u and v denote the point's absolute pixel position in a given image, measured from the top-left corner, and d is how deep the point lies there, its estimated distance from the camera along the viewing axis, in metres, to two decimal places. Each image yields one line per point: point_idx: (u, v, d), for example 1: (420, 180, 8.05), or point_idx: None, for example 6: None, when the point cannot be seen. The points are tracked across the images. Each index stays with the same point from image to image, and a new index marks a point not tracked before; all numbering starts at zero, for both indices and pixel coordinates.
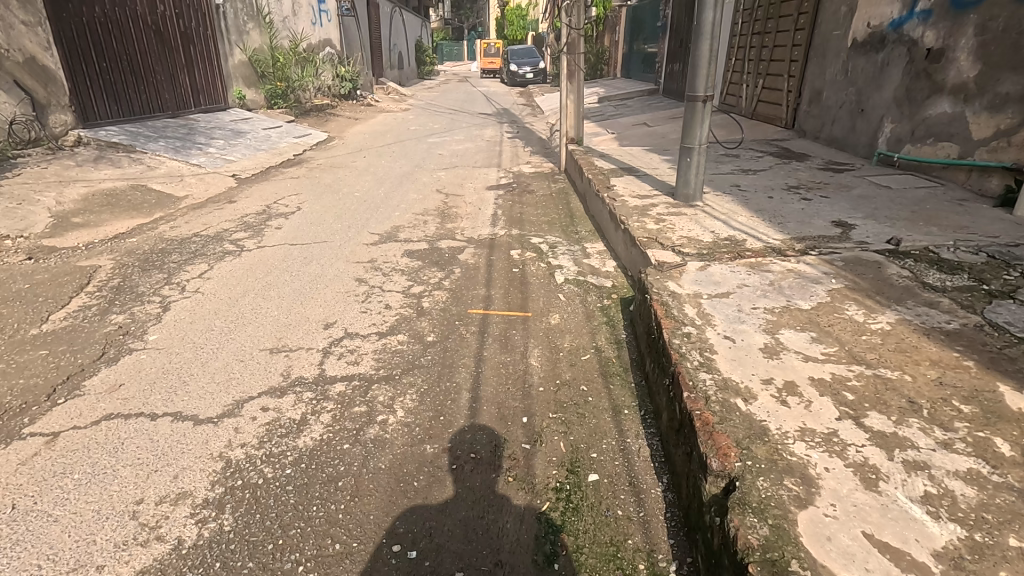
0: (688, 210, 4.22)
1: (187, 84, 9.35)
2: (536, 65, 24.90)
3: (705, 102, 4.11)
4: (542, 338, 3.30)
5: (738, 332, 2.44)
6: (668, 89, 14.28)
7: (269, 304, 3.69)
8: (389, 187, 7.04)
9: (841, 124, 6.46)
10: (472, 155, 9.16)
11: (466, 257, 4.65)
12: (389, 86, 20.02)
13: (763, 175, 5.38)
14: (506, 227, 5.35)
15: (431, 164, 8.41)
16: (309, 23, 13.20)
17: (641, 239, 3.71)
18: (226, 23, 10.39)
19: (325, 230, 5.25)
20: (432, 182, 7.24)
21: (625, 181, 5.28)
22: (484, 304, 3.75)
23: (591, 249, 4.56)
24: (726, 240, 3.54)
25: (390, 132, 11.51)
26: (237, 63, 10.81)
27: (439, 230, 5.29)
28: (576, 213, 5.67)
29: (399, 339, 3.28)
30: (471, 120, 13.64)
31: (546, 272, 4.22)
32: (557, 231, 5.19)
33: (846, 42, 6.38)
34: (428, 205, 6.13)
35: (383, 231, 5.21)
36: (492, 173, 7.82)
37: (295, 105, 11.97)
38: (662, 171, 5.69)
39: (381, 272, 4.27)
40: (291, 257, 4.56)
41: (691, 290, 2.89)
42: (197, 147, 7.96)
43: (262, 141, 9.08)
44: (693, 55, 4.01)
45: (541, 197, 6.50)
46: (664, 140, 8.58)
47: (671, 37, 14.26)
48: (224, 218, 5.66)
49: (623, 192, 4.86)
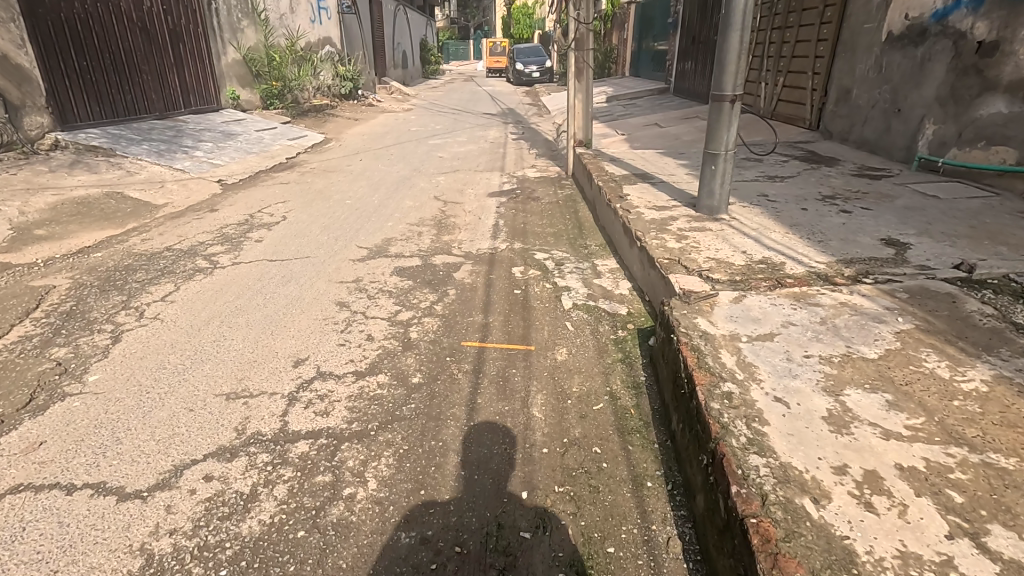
0: (713, 224, 3.72)
1: (177, 84, 8.93)
2: (543, 64, 24.41)
3: (733, 103, 3.59)
4: (546, 380, 2.81)
5: (792, 391, 1.95)
6: (679, 88, 13.75)
7: (233, 336, 3.22)
8: (384, 193, 6.58)
9: (873, 124, 5.93)
10: (474, 158, 8.68)
11: (462, 275, 4.17)
12: (392, 86, 19.57)
13: (792, 182, 4.87)
14: (508, 240, 4.87)
15: (430, 167, 7.94)
16: (307, 21, 12.78)
17: (661, 260, 3.21)
18: (219, 20, 9.97)
19: (308, 244, 4.78)
20: (430, 188, 6.77)
21: (639, 189, 4.78)
22: (480, 335, 3.28)
23: (602, 268, 4.07)
24: (762, 263, 3.03)
25: (390, 134, 11.05)
26: (231, 62, 10.40)
27: (434, 243, 4.82)
28: (585, 223, 5.18)
29: (378, 381, 2.80)
30: (475, 121, 13.17)
31: (551, 294, 3.74)
32: (564, 245, 4.69)
33: (879, 37, 5.85)
34: (424, 215, 5.66)
35: (373, 245, 4.74)
36: (495, 177, 7.34)
37: (292, 105, 11.55)
38: (679, 177, 5.19)
39: (366, 294, 3.79)
40: (267, 276, 4.09)
41: (726, 330, 2.39)
42: (183, 151, 7.53)
43: (254, 143, 8.63)
44: (720, 49, 3.50)
45: (547, 204, 6.01)
46: (678, 142, 8.06)
47: (682, 35, 13.74)
48: (201, 229, 5.21)
49: (638, 202, 4.36)
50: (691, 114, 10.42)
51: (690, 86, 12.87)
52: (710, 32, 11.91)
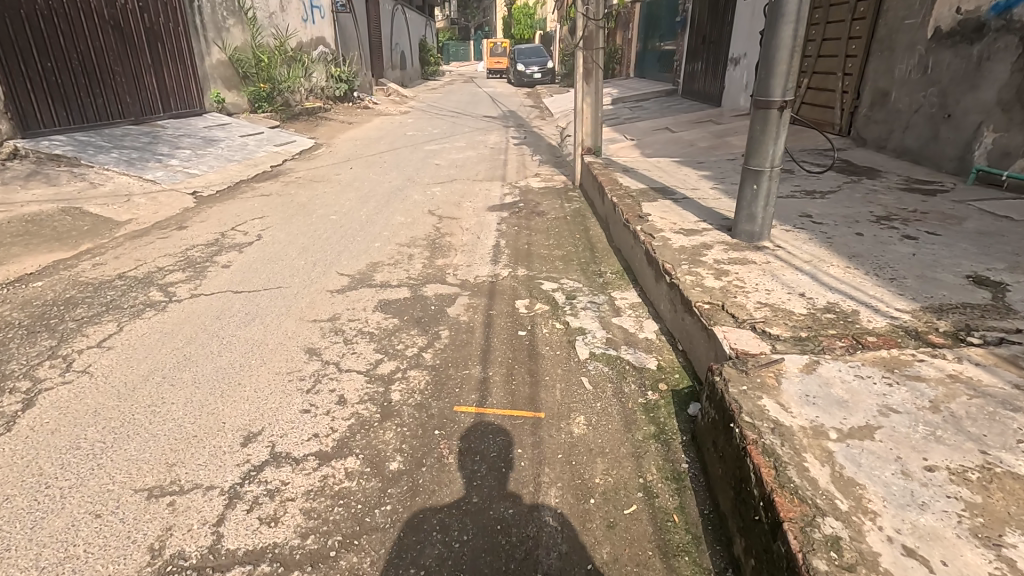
0: (757, 255, 3.12)
1: (154, 86, 8.34)
2: (544, 65, 23.82)
3: (781, 111, 2.98)
4: (560, 466, 2.21)
5: (928, 538, 1.34)
6: (688, 90, 13.15)
7: (173, 399, 2.61)
8: (374, 206, 5.99)
9: (917, 131, 5.33)
10: (473, 166, 8.07)
11: (457, 310, 3.57)
12: (390, 87, 18.97)
13: (835, 198, 4.26)
14: (510, 264, 4.28)
15: (426, 176, 7.35)
16: (298, 21, 12.21)
17: (700, 305, 2.60)
18: (202, 19, 9.40)
19: (281, 270, 4.17)
20: (425, 201, 6.18)
21: (660, 207, 4.18)
22: (478, 395, 2.67)
23: (621, 304, 3.46)
24: (829, 312, 2.42)
25: (385, 138, 10.46)
26: (216, 62, 9.83)
27: (426, 269, 4.22)
28: (598, 244, 4.59)
29: (345, 468, 2.20)
30: (474, 124, 12.57)
31: (563, 338, 3.14)
32: (575, 272, 4.09)
33: (924, 34, 5.25)
34: (416, 233, 5.07)
35: (355, 272, 4.14)
36: (496, 188, 6.75)
37: (282, 108, 10.97)
38: (703, 192, 4.59)
39: (343, 338, 3.19)
40: (229, 312, 3.49)
41: (805, 420, 1.78)
42: (157, 159, 6.94)
43: (237, 150, 8.04)
44: (766, 48, 2.90)
45: (553, 220, 5.41)
46: (694, 148, 7.46)
47: (691, 34, 13.15)
48: (164, 251, 4.61)
49: (662, 224, 3.75)
50: (705, 118, 9.82)
51: (701, 87, 12.25)
52: (721, 31, 11.29)
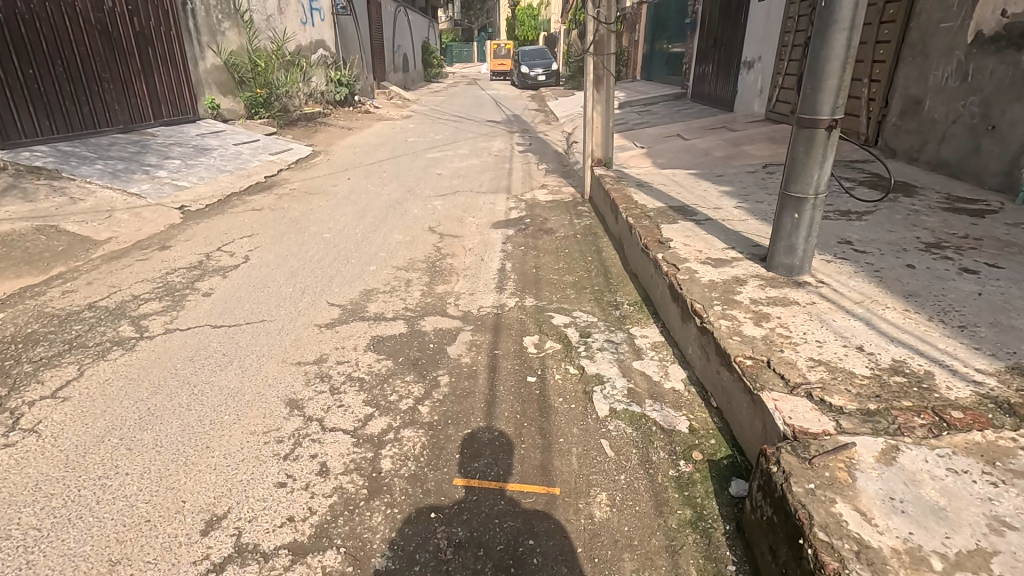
0: (799, 294, 2.74)
1: (145, 93, 8.01)
2: (548, 67, 23.46)
3: (829, 132, 2.61)
4: (581, 566, 1.84)
5: None
6: (698, 94, 12.79)
7: (129, 468, 2.26)
8: (371, 221, 5.63)
9: (955, 143, 4.95)
10: (476, 176, 7.71)
11: (458, 350, 3.20)
12: (391, 90, 18.63)
13: (873, 220, 3.88)
14: (516, 293, 3.92)
15: (426, 188, 7.00)
16: (297, 23, 11.86)
17: (742, 361, 2.22)
18: (195, 22, 9.06)
19: (266, 299, 3.82)
20: (425, 215, 5.82)
21: (681, 231, 3.80)
22: (481, 462, 2.31)
23: (642, 345, 3.10)
24: (897, 374, 2.05)
25: (385, 145, 10.11)
26: (210, 67, 9.47)
27: (425, 298, 3.86)
28: (612, 269, 4.22)
29: (323, 567, 1.84)
30: (477, 130, 12.21)
31: (578, 388, 2.77)
32: (589, 303, 3.71)
33: (963, 38, 4.86)
34: (416, 254, 4.71)
35: (348, 302, 3.79)
36: (500, 201, 6.39)
37: (279, 114, 10.64)
38: (727, 212, 4.22)
39: (329, 386, 2.83)
40: (205, 352, 3.13)
41: (897, 539, 1.40)
42: (145, 170, 6.61)
43: (231, 160, 7.70)
44: (813, 60, 2.53)
45: (562, 238, 5.05)
46: (709, 157, 7.09)
47: (701, 36, 12.78)
48: (141, 275, 4.26)
49: (687, 253, 3.37)
50: (717, 124, 9.43)
51: (711, 91, 11.87)
52: (733, 33, 10.91)
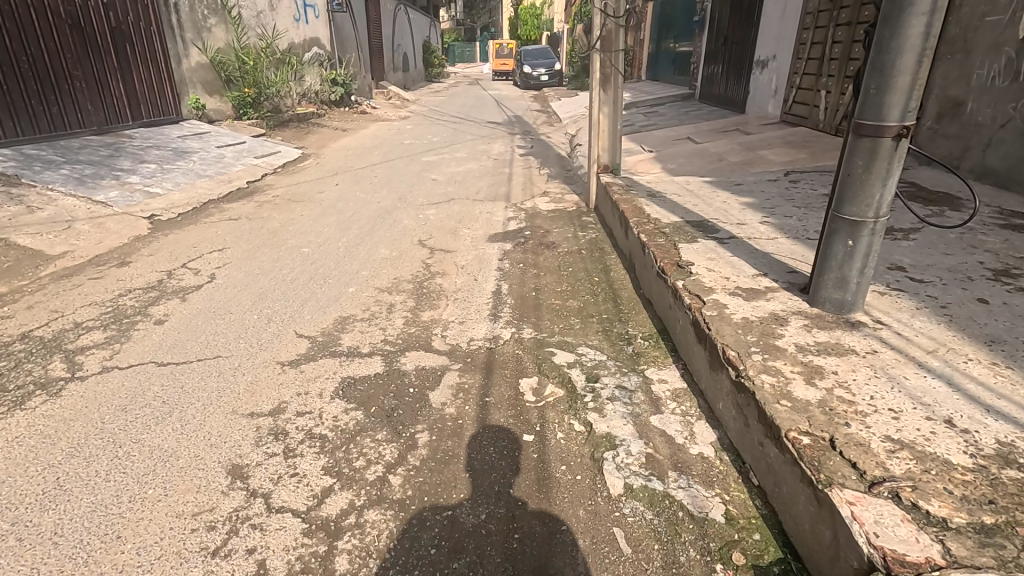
0: (856, 341, 2.24)
1: (121, 92, 7.55)
2: (551, 67, 22.95)
3: (898, 142, 2.11)
4: None
5: None
6: (707, 94, 12.28)
7: (10, 571, 1.77)
8: (356, 233, 5.15)
9: (1003, 150, 4.44)
10: (474, 182, 7.21)
11: (442, 396, 2.71)
12: (390, 90, 18.14)
13: (924, 239, 3.37)
14: (513, 321, 3.43)
15: (419, 195, 6.51)
16: (289, 20, 11.38)
17: (796, 439, 1.73)
18: (178, 17, 8.59)
19: (225, 329, 3.33)
20: (416, 226, 5.33)
21: (702, 252, 3.30)
22: (461, 564, 1.81)
23: (660, 394, 2.60)
24: (1009, 467, 1.55)
25: (379, 148, 9.62)
26: (195, 65, 9.00)
27: (407, 328, 3.37)
28: (622, 292, 3.72)
29: None
30: (477, 131, 11.72)
31: (584, 452, 2.28)
32: (596, 335, 3.22)
33: (1015, 33, 4.35)
34: (402, 273, 4.21)
35: (319, 332, 3.30)
36: (498, 210, 5.90)
37: (269, 114, 10.18)
38: (753, 228, 3.72)
39: (282, 448, 2.34)
40: (140, 399, 2.64)
41: None
42: (115, 175, 6.13)
43: (211, 164, 7.22)
44: (881, 53, 2.03)
45: (565, 254, 4.55)
46: (724, 163, 6.58)
47: (710, 34, 12.26)
48: (90, 298, 3.78)
49: (712, 281, 2.88)
50: (729, 127, 8.93)
51: (722, 92, 11.37)
52: (745, 31, 10.39)
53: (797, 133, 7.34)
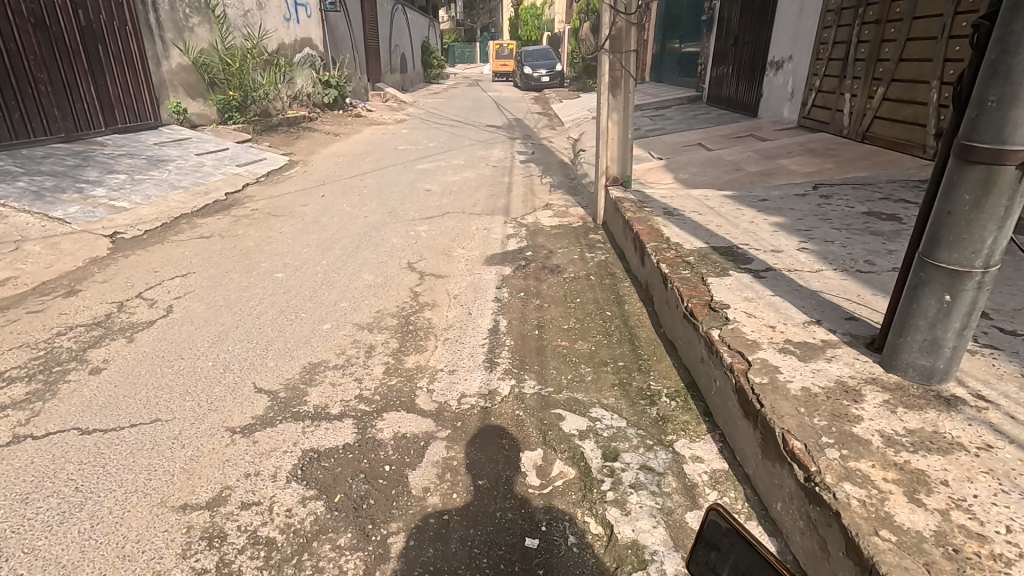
0: (960, 429, 1.72)
1: (91, 96, 7.04)
2: (552, 68, 22.40)
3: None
4: None
5: None
6: (716, 97, 11.77)
7: None
8: (338, 253, 4.63)
9: None
10: (471, 193, 6.69)
11: (425, 479, 2.19)
12: (386, 92, 17.60)
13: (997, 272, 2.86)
14: (512, 369, 2.90)
15: (411, 208, 6.00)
16: (278, 20, 10.88)
17: None
18: (157, 16, 8.09)
19: (169, 382, 2.81)
20: (405, 246, 4.81)
21: (737, 289, 2.78)
22: None
23: (697, 481, 2.08)
24: None
25: (372, 154, 9.11)
26: (176, 68, 8.51)
27: (388, 379, 2.84)
28: (639, 332, 3.20)
29: None
30: (476, 136, 11.20)
31: (604, 570, 1.76)
32: (612, 390, 2.69)
33: None
34: (386, 305, 3.69)
35: (281, 387, 2.77)
36: (497, 225, 5.38)
37: (256, 119, 9.64)
38: (791, 257, 3.21)
39: (215, 563, 1.82)
40: (47, 485, 2.12)
41: None
42: (79, 187, 5.62)
43: (189, 174, 6.71)
44: (1007, 52, 1.52)
45: (571, 280, 4.03)
46: (742, 173, 6.06)
47: (718, 35, 11.75)
48: (22, 337, 3.26)
49: (755, 333, 2.36)
50: (742, 132, 8.41)
51: (731, 94, 10.86)
52: (757, 30, 9.88)
53: (818, 140, 6.82)
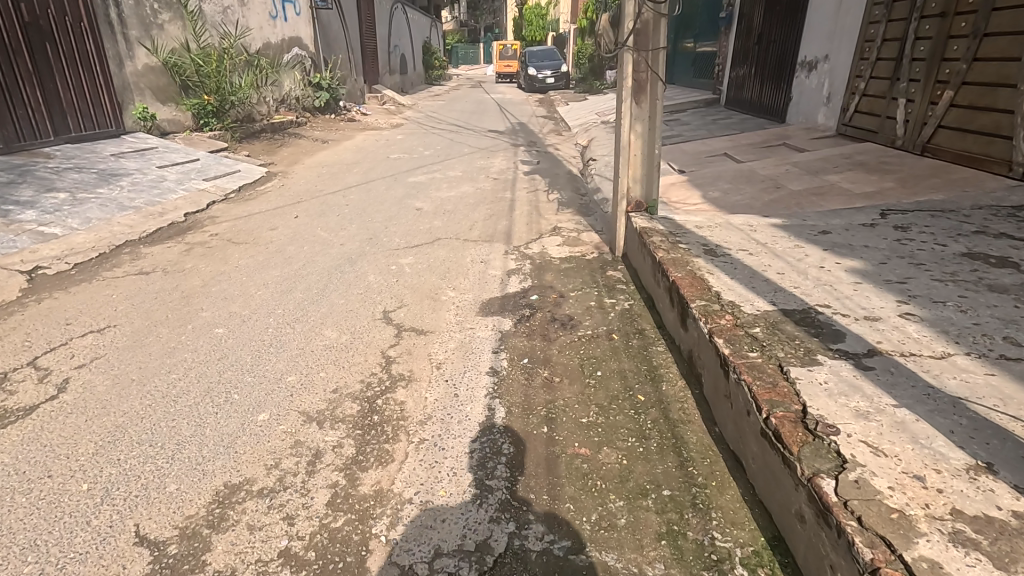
0: None
1: (36, 101, 6.24)
2: (558, 69, 21.47)
3: None
4: None
5: None
6: (736, 100, 10.88)
7: None
8: (298, 297, 3.77)
9: None
10: (467, 212, 5.82)
11: None
12: (384, 94, 16.75)
13: None
14: (511, 502, 2.03)
15: (396, 232, 5.14)
16: (263, 17, 10.03)
17: None
18: (119, 12, 7.25)
19: (13, 526, 1.93)
20: (381, 287, 3.94)
21: (841, 394, 1.89)
22: None
23: None
24: None
25: (360, 165, 8.25)
26: (142, 69, 7.67)
27: (331, 520, 1.98)
28: (689, 435, 2.33)
29: None
30: (476, 143, 10.33)
31: None
32: (659, 549, 1.81)
33: None
34: (348, 382, 2.83)
35: (174, 534, 1.91)
36: (496, 257, 4.51)
37: (235, 126, 8.78)
38: (895, 329, 2.33)
39: None
40: None
41: None
42: (4, 210, 4.78)
43: (144, 190, 5.85)
44: None
45: (589, 340, 3.16)
46: (784, 192, 5.17)
47: (738, 33, 10.85)
48: None
49: (899, 494, 1.47)
50: (772, 141, 7.52)
51: (754, 98, 9.96)
52: (784, 27, 8.98)
53: (866, 152, 5.93)
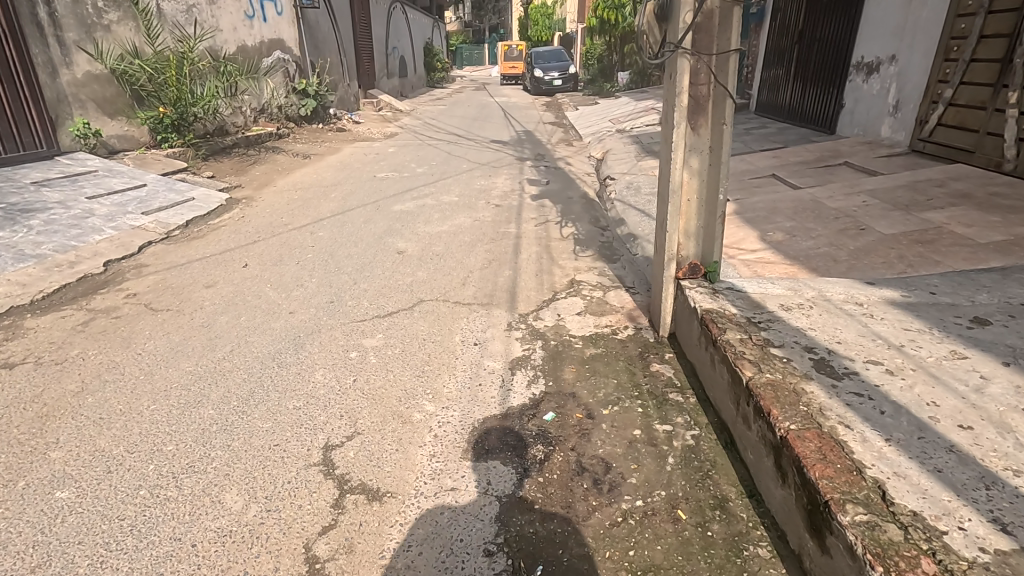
0: None
1: None
2: (565, 70, 20.24)
3: None
4: None
5: None
6: (771, 105, 9.62)
7: None
8: (204, 416, 2.58)
9: None
10: (461, 256, 4.63)
11: None
12: (380, 100, 15.62)
13: None
14: None
15: (367, 290, 3.96)
16: (236, 17, 8.91)
17: None
18: (51, 10, 6.19)
19: None
20: (329, 392, 2.76)
21: None
22: None
23: None
24: None
25: (341, 186, 7.09)
26: (83, 77, 6.60)
27: None
28: None
29: None
30: (477, 156, 9.15)
31: None
32: None
33: None
34: None
35: None
36: (496, 335, 3.31)
37: (200, 141, 7.64)
38: None
39: None
40: None
41: None
42: None
43: (60, 230, 4.71)
44: None
45: (641, 524, 1.95)
46: (873, 235, 3.94)
47: (772, 29, 9.61)
48: None
49: None
50: (829, 157, 6.29)
51: (795, 104, 8.71)
52: (832, 22, 7.73)
53: (964, 178, 4.69)
